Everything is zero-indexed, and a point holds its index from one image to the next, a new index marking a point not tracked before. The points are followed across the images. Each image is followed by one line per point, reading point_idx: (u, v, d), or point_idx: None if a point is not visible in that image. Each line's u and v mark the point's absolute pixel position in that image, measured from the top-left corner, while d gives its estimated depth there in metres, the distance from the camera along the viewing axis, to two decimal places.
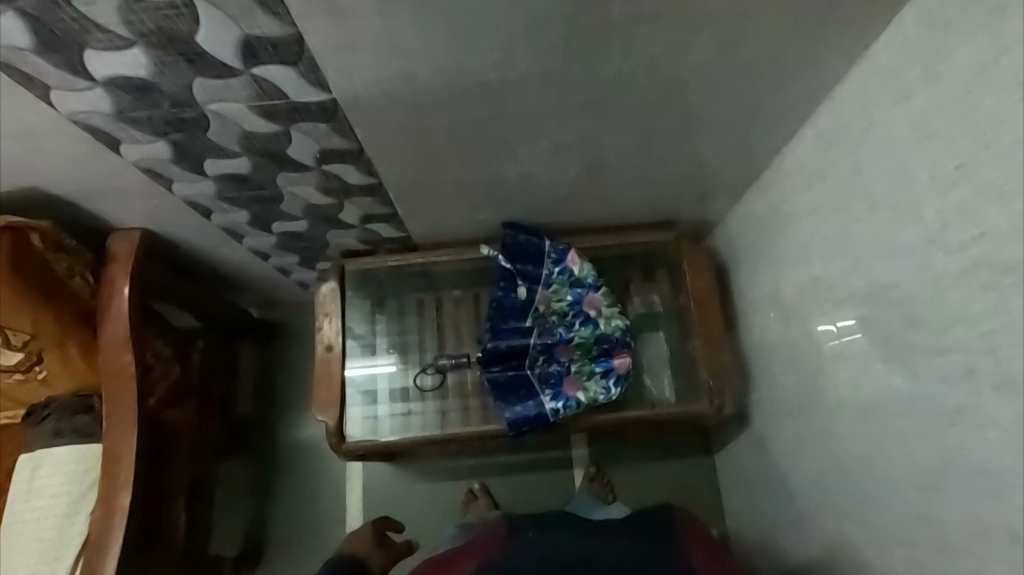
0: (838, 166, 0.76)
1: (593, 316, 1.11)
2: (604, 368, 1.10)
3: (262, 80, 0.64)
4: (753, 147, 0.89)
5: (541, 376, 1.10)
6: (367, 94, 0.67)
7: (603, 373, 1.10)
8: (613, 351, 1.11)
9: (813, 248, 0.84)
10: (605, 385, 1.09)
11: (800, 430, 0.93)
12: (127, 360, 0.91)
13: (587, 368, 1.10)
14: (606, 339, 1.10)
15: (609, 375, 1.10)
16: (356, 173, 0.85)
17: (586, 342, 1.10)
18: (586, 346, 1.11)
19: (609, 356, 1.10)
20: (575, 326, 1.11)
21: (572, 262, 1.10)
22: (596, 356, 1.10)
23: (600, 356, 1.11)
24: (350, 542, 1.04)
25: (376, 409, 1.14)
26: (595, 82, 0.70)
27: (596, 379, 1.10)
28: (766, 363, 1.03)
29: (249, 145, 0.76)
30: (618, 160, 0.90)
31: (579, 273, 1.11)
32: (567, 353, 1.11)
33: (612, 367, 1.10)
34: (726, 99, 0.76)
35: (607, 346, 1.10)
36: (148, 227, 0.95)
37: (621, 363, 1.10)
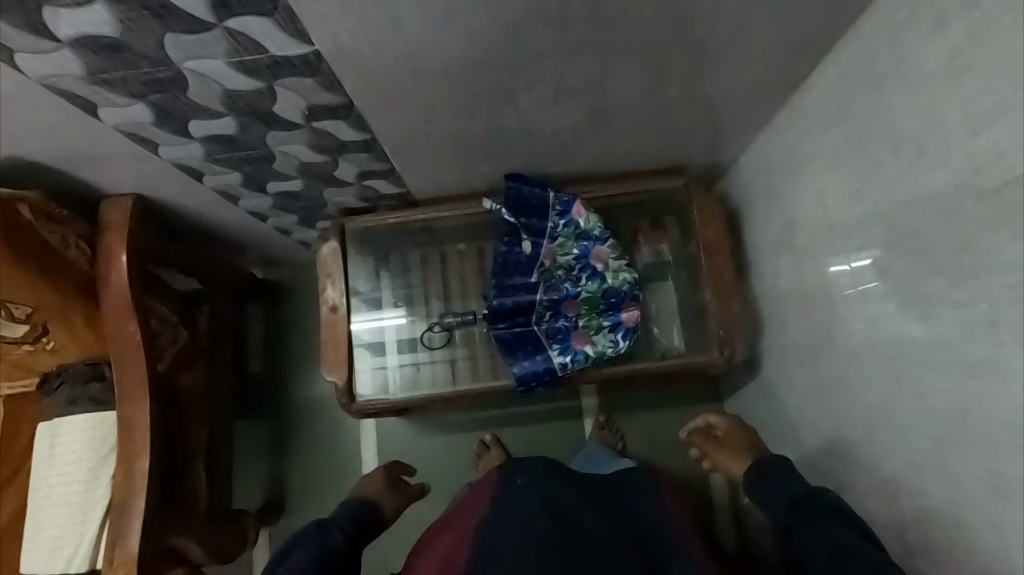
0: (861, 104, 0.71)
1: (600, 270, 1.09)
2: (613, 322, 1.08)
3: (238, 35, 0.58)
4: (769, 85, 0.83)
5: (548, 332, 1.10)
6: (353, 45, 0.62)
7: (611, 327, 1.08)
8: (621, 305, 1.09)
9: (830, 194, 0.80)
10: (614, 339, 1.09)
11: (813, 379, 0.92)
12: (131, 330, 0.91)
13: (595, 322, 1.09)
14: (613, 292, 1.08)
15: (617, 329, 1.08)
16: (349, 129, 0.81)
17: (592, 296, 1.09)
18: (593, 300, 1.09)
19: (616, 310, 1.09)
20: (582, 280, 1.09)
21: (578, 213, 1.07)
22: (603, 310, 1.09)
23: (608, 310, 1.09)
24: (362, 486, 1.06)
25: (385, 361, 1.15)
26: (597, 21, 0.64)
27: (604, 334, 1.08)
28: (778, 312, 1.02)
29: (232, 104, 0.71)
30: (624, 105, 0.85)
31: (585, 224, 1.08)
32: (574, 309, 1.10)
33: (619, 322, 1.08)
34: (741, 36, 0.70)
35: (616, 300, 1.08)
36: (139, 193, 0.92)
37: (630, 317, 1.09)
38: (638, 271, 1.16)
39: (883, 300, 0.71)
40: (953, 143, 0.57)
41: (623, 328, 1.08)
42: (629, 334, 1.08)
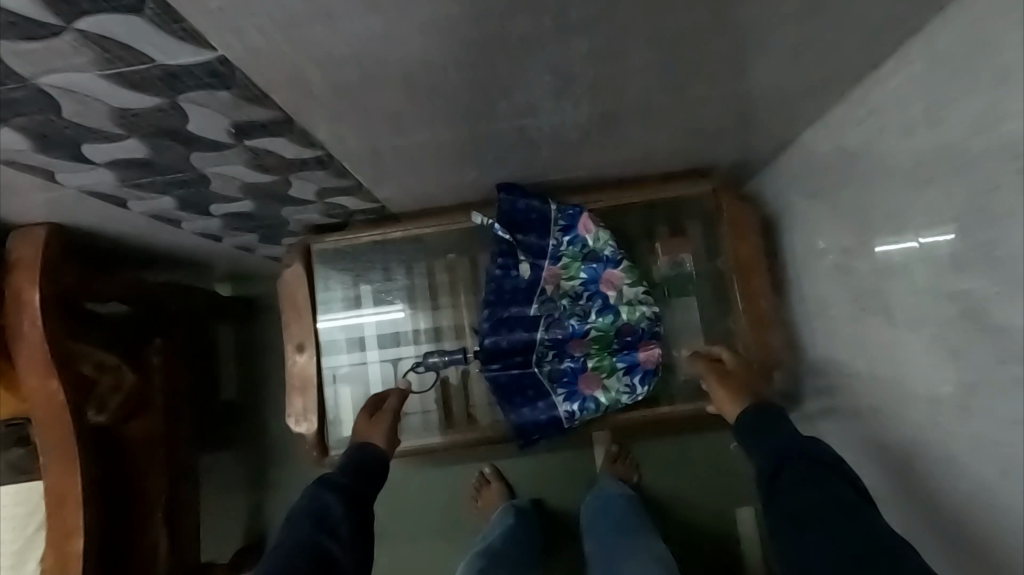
0: (964, 106, 0.53)
1: (611, 299, 0.96)
2: (627, 363, 0.98)
3: (102, 40, 0.41)
4: (829, 75, 0.65)
5: (551, 375, 0.98)
6: (273, 47, 0.45)
7: (625, 370, 0.98)
8: (638, 343, 0.97)
9: (907, 216, 0.63)
10: (630, 383, 0.98)
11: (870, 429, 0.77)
12: (54, 389, 0.76)
13: (607, 363, 0.98)
14: (629, 330, 0.97)
15: (632, 372, 0.98)
16: (295, 146, 0.64)
17: (605, 333, 0.97)
18: (606, 338, 0.97)
19: (632, 350, 0.97)
20: (591, 317, 0.96)
21: (584, 228, 0.94)
22: (616, 351, 0.98)
23: (621, 349, 0.98)
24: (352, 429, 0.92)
25: (366, 356, 1.04)
26: (610, 3, 0.47)
27: (618, 377, 0.98)
28: (826, 342, 0.85)
29: (130, 124, 0.54)
30: (645, 103, 0.67)
31: (594, 243, 0.95)
32: (584, 347, 0.98)
33: (635, 363, 0.97)
34: (806, 15, 0.52)
35: (632, 339, 0.97)
36: (55, 223, 0.76)
37: (647, 357, 0.97)
38: (655, 285, 1.00)
39: (985, 362, 0.55)
40: None
41: (639, 372, 0.98)
42: (645, 378, 0.98)
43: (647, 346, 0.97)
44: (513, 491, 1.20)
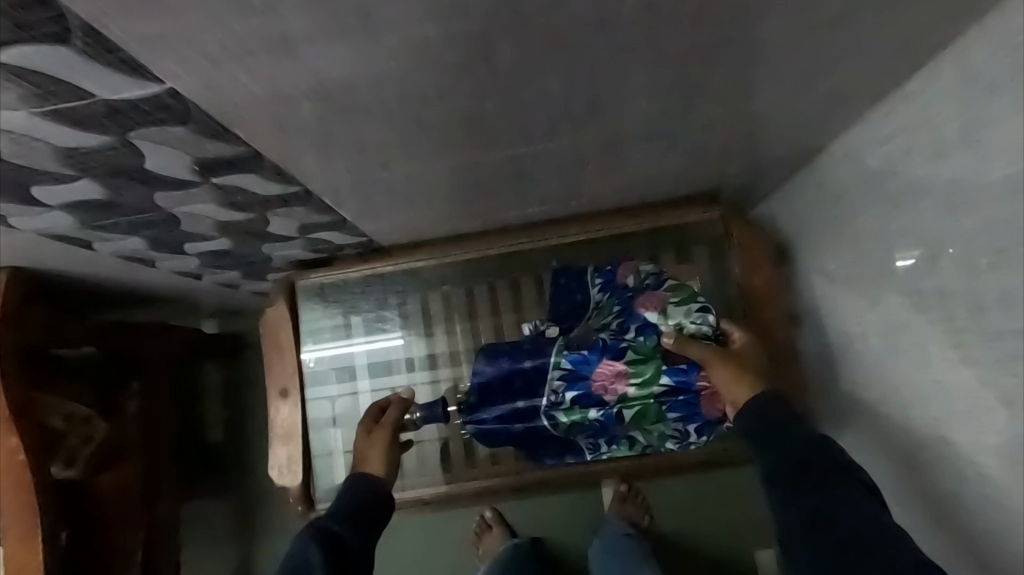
0: (1003, 128, 0.48)
1: (653, 319, 0.89)
2: (677, 410, 0.90)
3: (29, 76, 0.36)
4: (846, 96, 0.59)
5: (572, 429, 0.94)
6: (230, 79, 0.40)
7: (679, 417, 0.91)
8: (688, 386, 0.87)
9: (943, 246, 0.57)
10: (682, 427, 0.93)
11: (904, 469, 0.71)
12: (14, 445, 0.70)
13: (654, 409, 0.90)
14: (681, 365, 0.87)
15: (684, 417, 0.91)
16: (269, 183, 0.59)
17: (651, 372, 0.88)
18: (647, 378, 0.88)
19: (686, 394, 0.88)
20: (626, 334, 0.89)
21: (625, 273, 0.93)
22: (667, 394, 0.89)
23: (672, 393, 0.89)
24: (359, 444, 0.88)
25: (357, 386, 1.01)
26: (607, 23, 0.42)
27: (665, 421, 0.92)
28: (851, 376, 0.79)
29: (83, 166, 0.49)
30: (648, 129, 0.62)
31: (636, 283, 0.93)
32: (620, 388, 0.89)
33: (687, 407, 0.90)
34: (828, 31, 0.47)
35: (679, 378, 0.87)
36: (17, 268, 0.69)
37: (709, 398, 0.88)
38: None
39: None
40: None
41: (690, 417, 0.91)
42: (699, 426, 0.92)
43: (703, 392, 0.88)
44: (516, 534, 1.13)
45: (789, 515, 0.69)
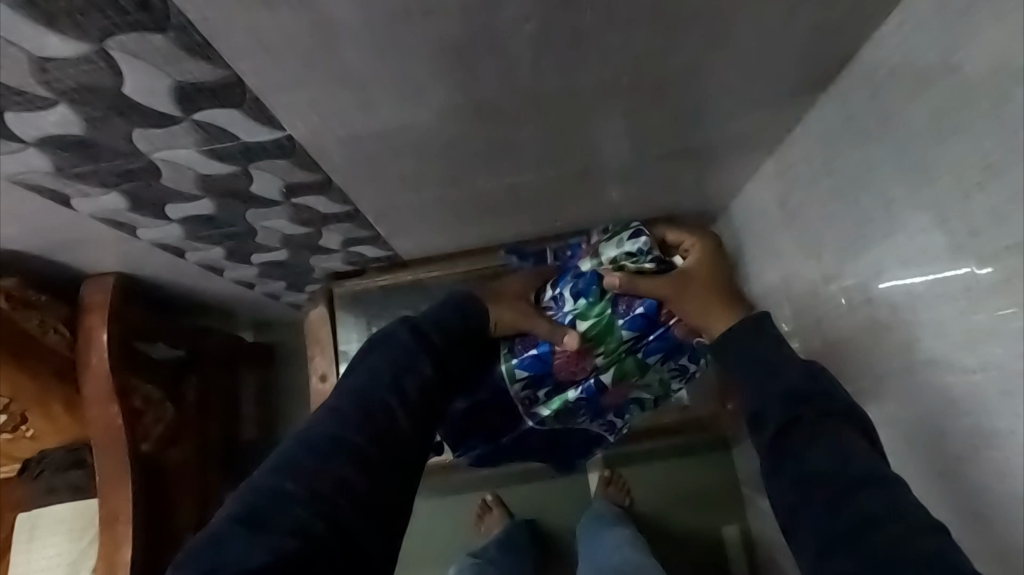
0: (847, 159, 0.69)
1: (588, 267, 0.93)
2: (651, 347, 0.92)
3: (207, 125, 0.57)
4: (753, 141, 0.81)
5: (563, 415, 1.03)
6: (324, 127, 0.62)
7: (660, 359, 0.93)
8: (657, 324, 0.89)
9: (829, 245, 0.77)
10: (679, 364, 0.97)
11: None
12: (114, 413, 0.90)
13: (634, 361, 0.93)
14: (633, 304, 0.88)
15: (662, 350, 0.93)
16: (330, 203, 0.80)
17: (605, 321, 0.89)
18: (608, 330, 0.90)
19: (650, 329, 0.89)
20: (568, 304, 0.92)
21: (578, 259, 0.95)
22: (634, 334, 0.90)
23: (637, 330, 0.89)
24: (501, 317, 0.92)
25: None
26: (572, 91, 0.63)
27: (644, 360, 0.93)
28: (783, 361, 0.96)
29: (209, 187, 0.70)
30: (610, 164, 0.84)
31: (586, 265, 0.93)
32: (586, 348, 0.91)
33: (659, 342, 0.91)
34: (723, 94, 0.69)
35: (635, 320, 0.88)
36: (122, 271, 0.91)
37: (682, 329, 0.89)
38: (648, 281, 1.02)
39: (892, 356, 0.67)
40: (947, 202, 0.55)
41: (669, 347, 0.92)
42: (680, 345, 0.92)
43: (674, 324, 0.89)
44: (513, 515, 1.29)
45: (797, 437, 0.65)
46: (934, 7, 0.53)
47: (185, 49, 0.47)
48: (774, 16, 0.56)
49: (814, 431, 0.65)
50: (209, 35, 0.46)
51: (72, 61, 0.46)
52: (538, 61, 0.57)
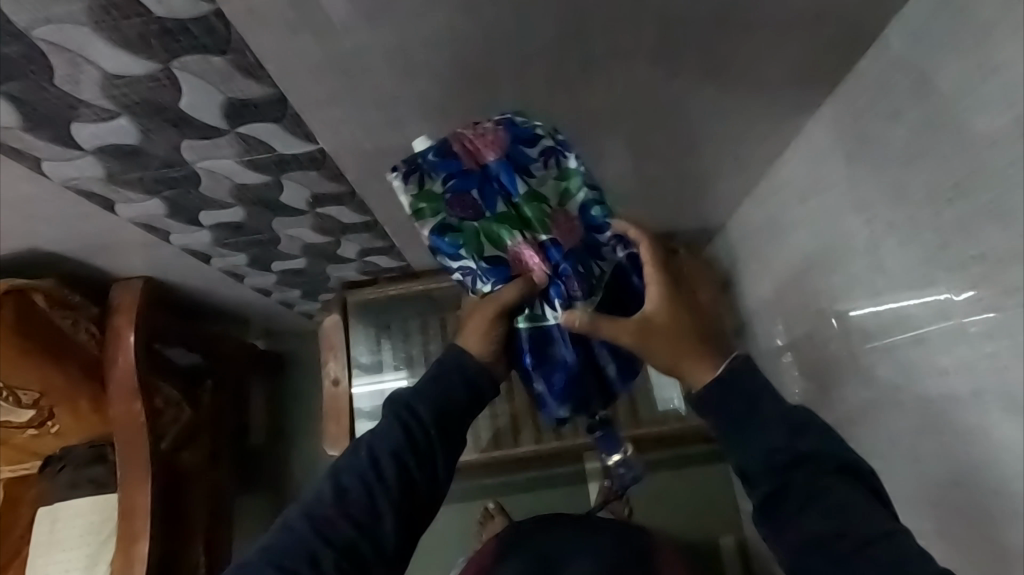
0: (831, 180, 0.75)
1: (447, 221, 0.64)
2: (509, 181, 0.63)
3: (248, 138, 0.63)
4: (746, 164, 0.87)
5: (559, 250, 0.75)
6: (355, 141, 0.67)
7: (497, 194, 0.64)
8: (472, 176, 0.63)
9: (815, 260, 0.82)
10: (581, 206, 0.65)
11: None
12: (136, 410, 0.94)
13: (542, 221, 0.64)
14: (467, 202, 0.64)
15: (518, 164, 0.63)
16: (350, 213, 0.86)
17: (492, 229, 0.64)
18: (501, 237, 0.65)
19: (484, 182, 0.63)
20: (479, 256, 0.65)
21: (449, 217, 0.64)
22: (512, 198, 0.64)
23: (498, 197, 0.64)
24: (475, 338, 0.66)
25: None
26: (580, 113, 0.69)
27: (557, 174, 0.65)
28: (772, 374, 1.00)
29: (241, 195, 0.76)
30: (613, 183, 0.89)
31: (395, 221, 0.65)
32: (516, 254, 0.65)
33: (517, 150, 0.63)
34: (719, 119, 0.75)
35: (455, 195, 0.63)
36: (149, 275, 0.96)
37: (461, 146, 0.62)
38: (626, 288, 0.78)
39: (875, 363, 0.72)
40: (921, 218, 0.61)
41: (535, 143, 0.63)
42: (540, 134, 0.63)
43: (462, 150, 0.62)
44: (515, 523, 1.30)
45: (755, 459, 0.55)
46: (906, 43, 0.59)
47: (239, 69, 0.53)
48: (763, 48, 0.62)
49: (779, 450, 0.55)
50: (264, 58, 0.52)
51: (141, 78, 0.52)
52: (550, 85, 0.63)
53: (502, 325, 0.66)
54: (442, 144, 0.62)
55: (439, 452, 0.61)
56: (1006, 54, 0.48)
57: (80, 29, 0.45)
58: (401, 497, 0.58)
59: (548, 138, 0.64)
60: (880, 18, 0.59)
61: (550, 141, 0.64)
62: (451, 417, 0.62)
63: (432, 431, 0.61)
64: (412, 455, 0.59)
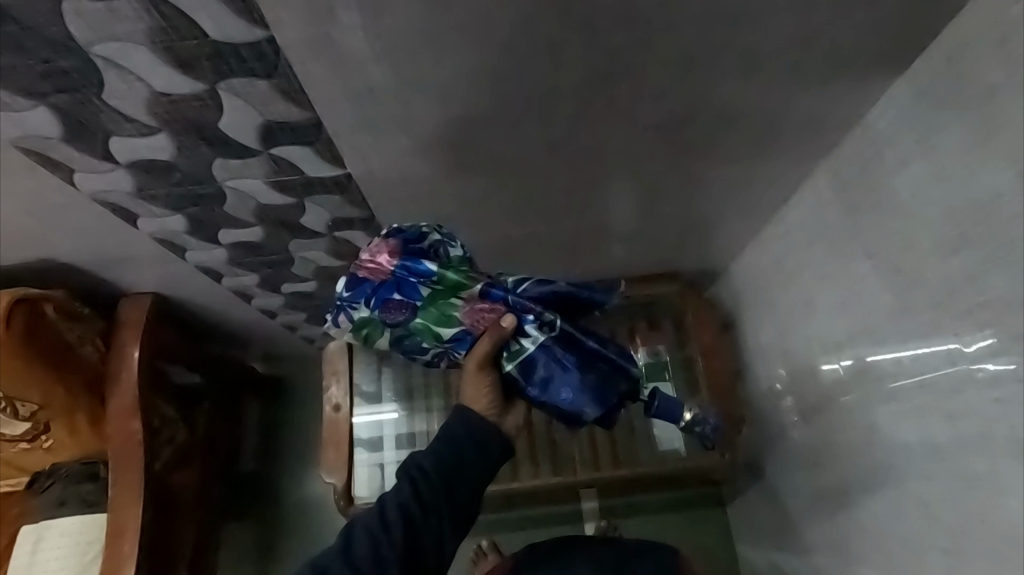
0: (839, 227, 0.77)
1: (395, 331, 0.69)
2: (418, 269, 0.64)
3: (279, 159, 0.67)
4: (754, 208, 0.90)
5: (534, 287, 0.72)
6: (381, 167, 0.70)
7: (420, 288, 0.65)
8: (393, 283, 0.66)
9: (819, 305, 0.83)
10: (408, 275, 0.65)
11: (812, 486, 0.91)
12: (134, 427, 0.92)
13: (456, 285, 0.64)
14: (395, 306, 0.66)
15: (418, 255, 0.65)
16: (366, 239, 0.87)
17: (434, 314, 0.66)
18: (445, 315, 0.66)
19: (398, 282, 0.65)
20: (436, 341, 0.68)
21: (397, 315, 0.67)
22: (431, 281, 0.65)
23: (417, 286, 0.65)
24: (474, 395, 0.64)
25: (383, 457, 1.03)
26: (600, 151, 0.72)
27: (458, 259, 0.66)
28: (774, 419, 0.99)
29: (263, 215, 0.79)
30: (623, 222, 0.91)
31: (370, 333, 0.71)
32: (469, 320, 0.65)
33: (409, 249, 0.66)
34: (729, 164, 0.78)
35: (381, 305, 0.66)
36: (158, 292, 0.97)
37: (370, 268, 0.66)
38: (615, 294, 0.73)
39: (880, 408, 0.73)
40: (926, 265, 0.63)
41: (422, 239, 0.67)
42: (424, 232, 0.67)
43: (370, 270, 0.66)
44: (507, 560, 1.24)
45: None
46: (911, 100, 0.63)
47: (281, 92, 0.56)
48: (777, 97, 0.65)
49: None
50: (306, 82, 0.55)
51: (186, 97, 0.56)
52: (576, 124, 0.66)
53: (493, 374, 0.65)
54: (351, 278, 0.67)
55: (446, 517, 0.60)
56: (1006, 113, 0.52)
57: (137, 48, 0.49)
58: (407, 553, 0.58)
59: (433, 234, 0.67)
60: (886, 75, 0.63)
61: (436, 236, 0.67)
62: (458, 477, 0.61)
63: (437, 490, 0.60)
64: (420, 513, 0.59)
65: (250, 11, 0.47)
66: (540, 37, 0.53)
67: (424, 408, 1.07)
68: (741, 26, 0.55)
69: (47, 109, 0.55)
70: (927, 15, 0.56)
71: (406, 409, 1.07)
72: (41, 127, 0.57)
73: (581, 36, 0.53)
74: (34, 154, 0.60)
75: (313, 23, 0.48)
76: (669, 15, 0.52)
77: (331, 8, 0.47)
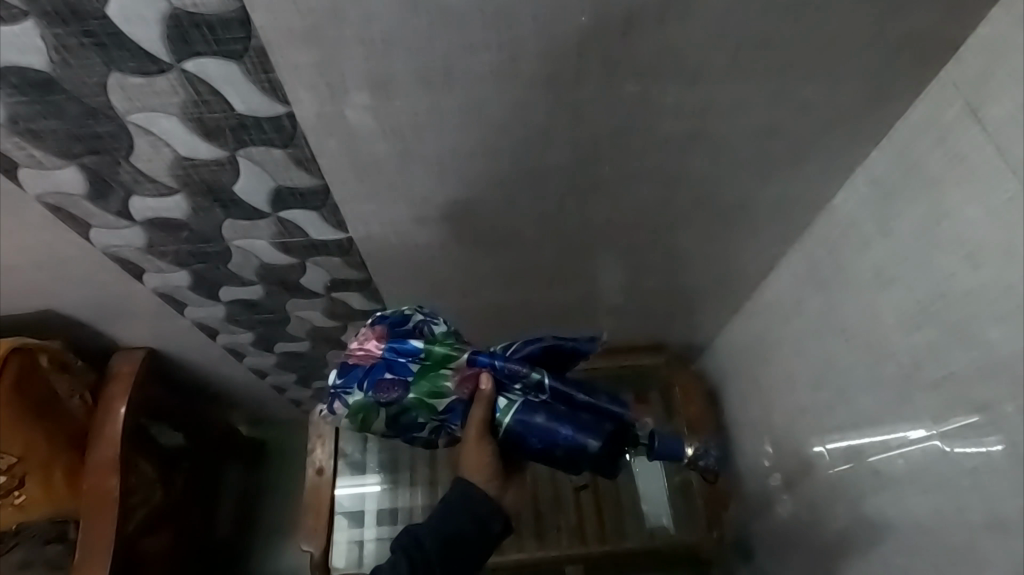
0: (814, 301, 0.81)
1: (384, 414, 0.66)
2: (406, 347, 0.66)
3: (286, 222, 0.71)
4: (734, 282, 0.93)
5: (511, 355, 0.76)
6: (381, 233, 0.74)
7: (408, 364, 0.66)
8: (383, 363, 0.66)
9: (798, 378, 0.85)
10: (396, 354, 0.66)
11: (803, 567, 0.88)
12: (110, 484, 0.90)
13: (442, 357, 0.66)
14: (387, 384, 0.65)
15: (406, 335, 0.67)
16: (361, 300, 0.90)
17: (427, 388, 0.65)
18: (437, 387, 0.66)
19: (388, 363, 0.66)
20: (429, 415, 0.67)
21: (386, 395, 0.65)
22: (420, 358, 0.66)
23: (407, 363, 0.66)
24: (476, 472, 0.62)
25: (363, 534, 1.01)
26: (588, 226, 0.76)
27: (442, 334, 0.68)
28: (760, 496, 0.98)
29: (265, 274, 0.82)
30: (609, 293, 0.94)
31: (361, 424, 0.68)
32: (460, 388, 0.65)
33: (397, 332, 0.68)
34: (709, 241, 0.83)
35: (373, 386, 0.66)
36: (151, 347, 0.98)
37: (360, 352, 0.68)
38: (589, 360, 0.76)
39: (859, 481, 0.73)
40: (894, 339, 0.66)
41: (407, 321, 0.69)
42: (407, 314, 0.69)
43: (360, 353, 0.68)
44: None
45: None
46: (871, 186, 0.68)
47: (295, 161, 0.61)
48: (747, 181, 0.71)
49: None
50: (318, 154, 0.60)
51: (207, 162, 0.61)
52: (566, 200, 0.71)
53: (491, 443, 0.64)
54: (341, 366, 0.67)
55: None
56: (950, 201, 0.58)
57: (168, 117, 0.55)
58: None
59: (417, 314, 0.69)
60: (846, 164, 0.70)
61: (419, 316, 0.69)
62: (457, 549, 0.59)
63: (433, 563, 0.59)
64: None
65: (274, 90, 0.53)
66: (534, 120, 0.59)
67: (408, 481, 1.06)
68: (714, 118, 0.61)
69: (76, 168, 0.60)
70: (879, 112, 0.62)
71: (389, 481, 1.05)
72: (68, 184, 0.62)
73: (571, 119, 0.59)
74: (57, 209, 0.65)
75: (329, 101, 0.54)
76: (647, 106, 0.59)
77: (346, 90, 0.53)
